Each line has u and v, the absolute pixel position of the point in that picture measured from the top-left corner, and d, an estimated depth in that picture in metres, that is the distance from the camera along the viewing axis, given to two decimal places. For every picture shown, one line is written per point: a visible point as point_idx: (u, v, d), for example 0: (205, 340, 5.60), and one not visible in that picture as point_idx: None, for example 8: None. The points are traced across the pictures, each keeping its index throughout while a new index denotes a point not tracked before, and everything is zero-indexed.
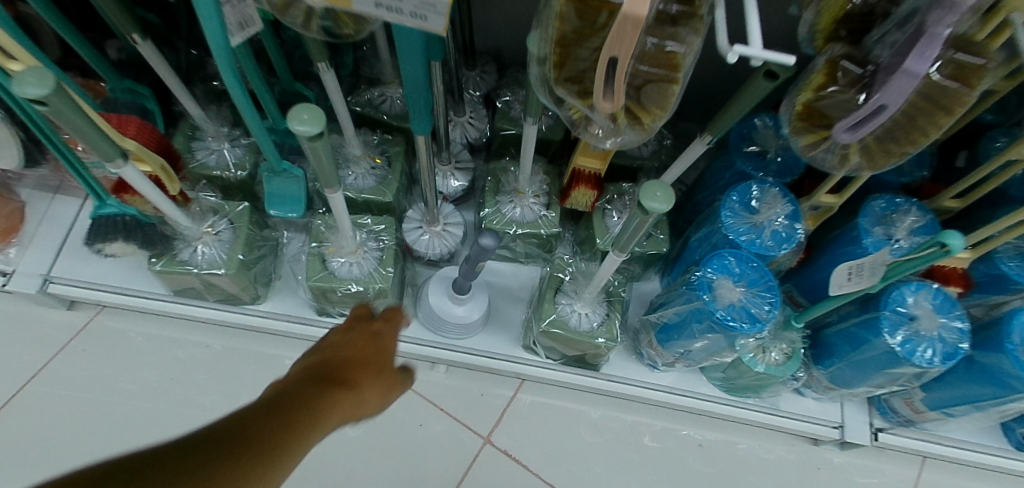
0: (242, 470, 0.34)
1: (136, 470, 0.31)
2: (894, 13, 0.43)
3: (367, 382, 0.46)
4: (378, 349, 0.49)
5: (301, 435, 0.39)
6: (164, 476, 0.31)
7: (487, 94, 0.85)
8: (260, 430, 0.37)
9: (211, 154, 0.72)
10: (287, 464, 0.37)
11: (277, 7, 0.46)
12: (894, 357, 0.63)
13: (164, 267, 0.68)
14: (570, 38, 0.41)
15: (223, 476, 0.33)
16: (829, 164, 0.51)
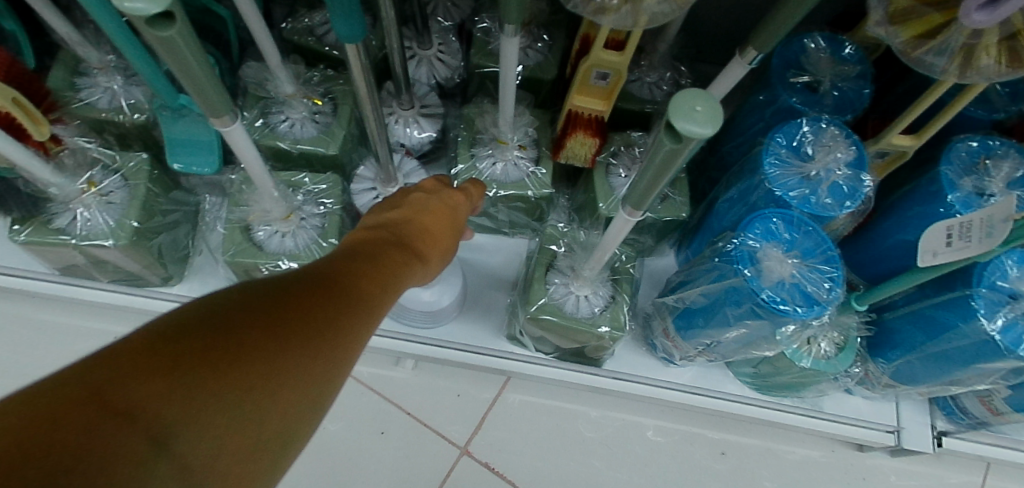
0: (363, 303, 0.30)
1: (251, 303, 0.25)
2: None
3: (429, 233, 0.41)
4: (449, 216, 0.44)
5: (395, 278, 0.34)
6: (262, 324, 0.24)
7: (461, 24, 0.68)
8: (345, 275, 0.31)
9: (99, 93, 0.56)
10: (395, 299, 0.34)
11: None
12: (989, 349, 0.47)
13: (32, 237, 0.52)
14: None
15: (350, 308, 0.29)
16: (944, 68, 0.34)
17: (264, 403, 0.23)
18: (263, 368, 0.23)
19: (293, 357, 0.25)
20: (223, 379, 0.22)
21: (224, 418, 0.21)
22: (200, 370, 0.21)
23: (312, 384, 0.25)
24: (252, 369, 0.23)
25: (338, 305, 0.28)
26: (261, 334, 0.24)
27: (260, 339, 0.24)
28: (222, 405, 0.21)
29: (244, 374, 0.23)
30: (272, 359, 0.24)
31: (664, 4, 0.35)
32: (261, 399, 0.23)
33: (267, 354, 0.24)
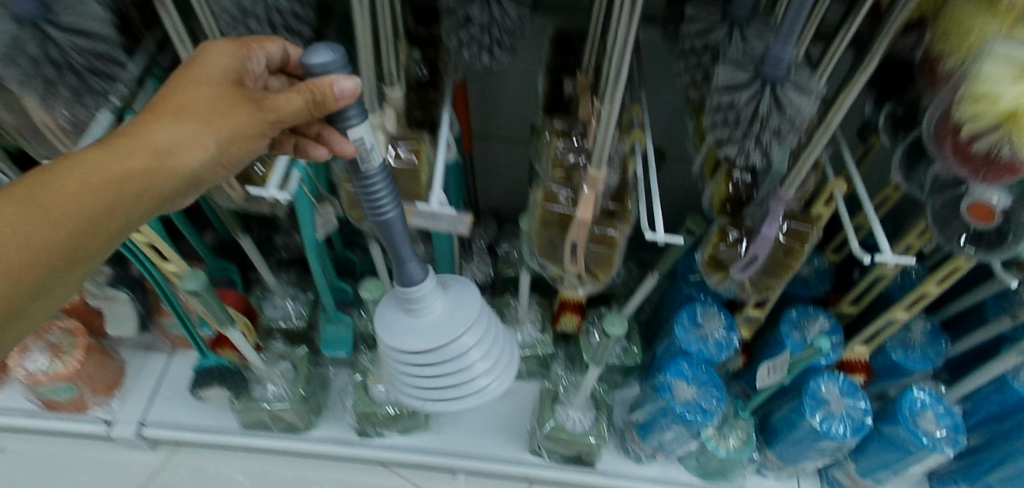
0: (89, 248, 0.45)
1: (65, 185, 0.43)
2: (756, 198, 0.65)
3: (293, 125, 0.50)
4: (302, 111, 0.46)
5: (198, 89, 0.47)
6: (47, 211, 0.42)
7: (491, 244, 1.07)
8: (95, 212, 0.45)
9: (278, 309, 0.92)
10: (218, 168, 0.49)
11: (353, 217, 0.67)
12: (817, 433, 0.81)
13: (241, 406, 0.86)
14: (549, 232, 0.63)
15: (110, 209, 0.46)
16: (732, 290, 0.72)
17: (70, 228, 0.43)
18: (71, 195, 0.43)
19: (97, 212, 0.44)
20: (44, 187, 0.42)
21: (37, 251, 0.42)
22: (33, 181, 0.42)
23: (109, 235, 0.46)
24: (58, 212, 0.42)
25: (165, 165, 0.46)
26: (79, 174, 0.43)
27: (42, 270, 0.43)
28: (57, 206, 0.42)
29: (65, 222, 0.43)
30: (51, 298, 0.45)
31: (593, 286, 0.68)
32: (32, 313, 0.45)
33: (82, 201, 0.43)
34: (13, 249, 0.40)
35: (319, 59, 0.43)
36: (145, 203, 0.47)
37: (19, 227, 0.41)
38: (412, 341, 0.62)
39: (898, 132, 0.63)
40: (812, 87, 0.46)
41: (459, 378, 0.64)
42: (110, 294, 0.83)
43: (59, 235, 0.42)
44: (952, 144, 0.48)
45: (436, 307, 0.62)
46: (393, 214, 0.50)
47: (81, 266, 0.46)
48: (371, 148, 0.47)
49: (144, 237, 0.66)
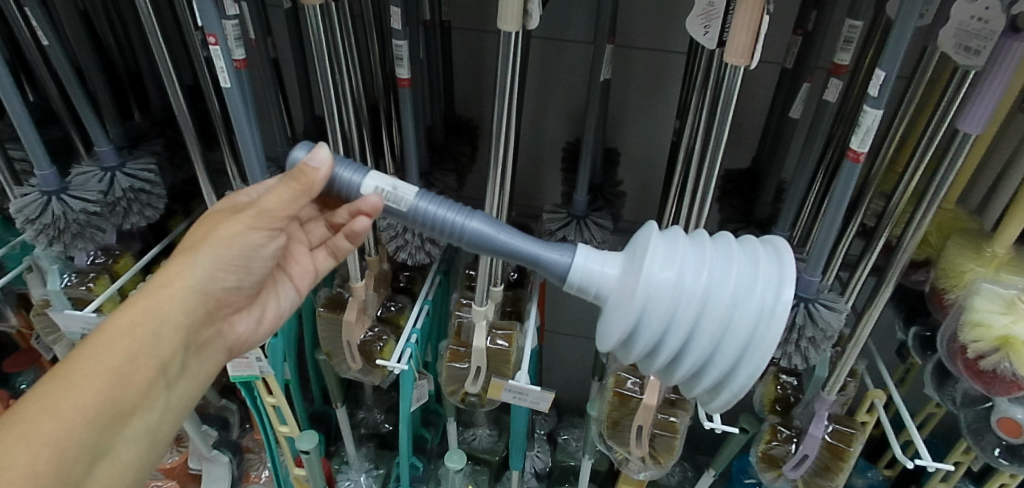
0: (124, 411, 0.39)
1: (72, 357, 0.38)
2: (802, 400, 0.73)
3: (284, 214, 0.47)
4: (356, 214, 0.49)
5: (218, 228, 0.46)
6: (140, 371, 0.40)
7: (550, 431, 1.04)
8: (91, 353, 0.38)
9: (351, 483, 0.93)
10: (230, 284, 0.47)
11: (447, 391, 0.78)
12: None
13: None
14: (618, 416, 0.71)
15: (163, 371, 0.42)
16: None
17: (115, 383, 0.38)
18: (115, 349, 0.39)
19: (132, 358, 0.40)
20: (80, 359, 0.38)
21: (88, 412, 0.36)
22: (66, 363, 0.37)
23: (151, 379, 0.41)
24: (119, 361, 0.39)
25: (170, 294, 0.43)
26: (105, 338, 0.39)
27: (105, 423, 0.37)
28: (84, 369, 0.37)
29: (104, 374, 0.38)
30: (110, 464, 0.38)
31: (652, 471, 0.75)
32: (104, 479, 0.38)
33: (121, 353, 0.39)
34: (61, 417, 0.35)
35: (295, 155, 0.46)
36: (173, 344, 0.43)
37: (60, 397, 0.35)
38: (664, 311, 0.41)
39: (927, 351, 0.69)
40: (837, 308, 0.59)
41: (710, 311, 0.41)
42: (214, 456, 0.93)
43: (98, 395, 0.37)
44: (962, 362, 0.58)
45: (607, 276, 0.43)
46: (476, 222, 0.45)
47: (139, 417, 0.40)
48: (393, 189, 0.45)
49: (274, 400, 0.77)
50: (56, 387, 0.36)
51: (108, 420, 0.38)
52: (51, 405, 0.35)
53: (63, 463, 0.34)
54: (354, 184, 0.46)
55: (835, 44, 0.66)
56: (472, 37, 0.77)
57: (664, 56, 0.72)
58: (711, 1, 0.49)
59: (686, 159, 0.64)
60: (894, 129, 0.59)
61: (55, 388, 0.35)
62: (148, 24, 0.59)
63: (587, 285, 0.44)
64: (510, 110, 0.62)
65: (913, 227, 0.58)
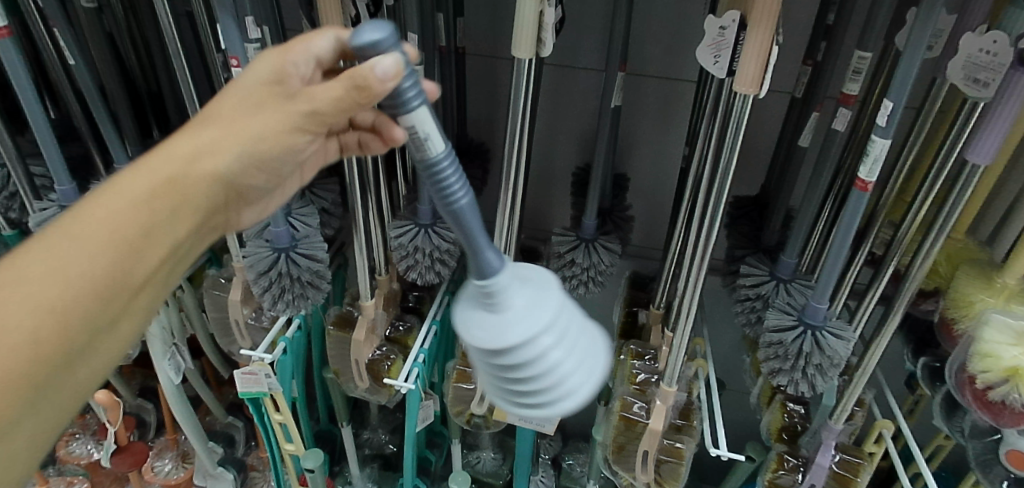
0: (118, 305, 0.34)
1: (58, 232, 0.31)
2: (810, 428, 0.72)
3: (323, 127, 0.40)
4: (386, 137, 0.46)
5: (240, 120, 0.39)
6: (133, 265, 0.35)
7: (555, 456, 1.02)
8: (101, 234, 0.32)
9: None
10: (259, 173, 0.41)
11: (453, 412, 0.78)
12: None
13: None
14: (623, 440, 0.71)
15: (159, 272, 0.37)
16: None
17: (124, 254, 0.33)
18: (126, 220, 0.33)
19: (142, 234, 0.34)
20: (89, 214, 0.32)
21: (92, 285, 0.32)
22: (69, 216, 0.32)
23: (159, 260, 0.36)
24: (130, 233, 0.33)
25: (202, 169, 0.38)
26: (118, 203, 0.33)
27: (103, 305, 0.33)
28: (95, 228, 0.32)
29: (116, 248, 0.33)
30: (95, 351, 0.34)
31: None
32: (84, 367, 0.33)
33: (135, 221, 0.34)
34: (61, 287, 0.30)
35: (363, 37, 0.33)
36: (188, 223, 0.38)
37: (61, 258, 0.30)
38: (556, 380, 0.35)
39: (936, 383, 0.69)
40: (845, 336, 0.59)
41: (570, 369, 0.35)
42: (219, 472, 0.92)
43: (107, 268, 0.32)
44: (971, 392, 0.57)
45: (515, 306, 0.35)
46: (466, 200, 0.35)
47: (136, 301, 0.36)
48: (427, 138, 0.35)
49: (281, 417, 0.77)
50: (58, 245, 0.31)
51: (108, 302, 0.33)
52: (31, 295, 0.29)
53: (52, 342, 0.30)
54: (404, 118, 0.35)
55: (843, 74, 0.67)
56: (486, 63, 0.78)
57: (674, 84, 0.73)
58: (721, 32, 0.51)
59: (695, 184, 0.65)
60: (903, 159, 0.60)
61: (63, 247, 0.31)
62: (173, 47, 0.61)
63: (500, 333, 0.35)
64: (522, 135, 0.63)
65: (921, 256, 0.58)
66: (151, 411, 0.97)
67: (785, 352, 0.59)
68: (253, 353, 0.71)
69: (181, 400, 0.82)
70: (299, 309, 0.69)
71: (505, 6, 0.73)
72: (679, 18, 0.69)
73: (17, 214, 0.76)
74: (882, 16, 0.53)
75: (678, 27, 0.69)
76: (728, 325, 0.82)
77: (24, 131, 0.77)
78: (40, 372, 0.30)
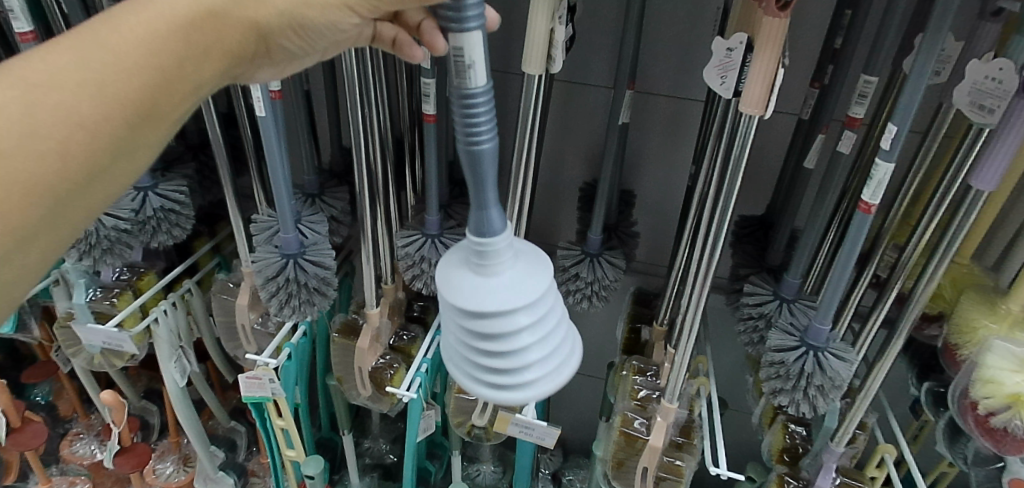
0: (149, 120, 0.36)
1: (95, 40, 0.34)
2: (811, 451, 0.71)
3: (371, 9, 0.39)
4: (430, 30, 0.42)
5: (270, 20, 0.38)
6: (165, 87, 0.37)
7: (555, 472, 1.01)
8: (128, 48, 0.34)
9: None
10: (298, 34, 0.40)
11: (454, 422, 0.78)
12: None
13: None
14: (623, 456, 0.71)
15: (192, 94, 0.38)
16: None
17: (139, 83, 0.35)
18: (145, 48, 0.35)
19: (162, 68, 0.36)
20: (111, 34, 0.34)
21: (107, 103, 0.34)
22: (93, 34, 0.34)
23: (183, 96, 0.37)
24: (150, 63, 0.35)
25: (234, 11, 0.38)
26: (142, 29, 0.35)
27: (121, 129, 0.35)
28: (118, 47, 0.34)
29: (135, 77, 0.34)
30: (114, 177, 0.36)
31: None
32: (106, 189, 0.36)
33: (156, 50, 0.35)
34: (73, 107, 0.32)
35: None
36: (216, 67, 0.39)
37: (75, 75, 0.32)
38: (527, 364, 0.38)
39: (940, 408, 0.68)
40: (847, 359, 0.59)
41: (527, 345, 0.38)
42: (219, 477, 0.92)
43: (121, 92, 0.34)
44: (973, 418, 0.57)
45: (502, 275, 0.36)
46: (491, 147, 0.34)
47: (158, 133, 0.38)
48: (471, 66, 0.33)
49: (283, 423, 0.78)
50: (77, 62, 0.33)
51: (133, 127, 0.35)
52: (52, 90, 0.32)
53: (70, 157, 0.32)
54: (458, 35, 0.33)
55: (851, 97, 0.67)
56: (497, 78, 0.80)
57: (682, 103, 0.74)
58: (729, 53, 0.52)
59: (700, 201, 0.66)
60: (909, 183, 0.60)
61: (79, 60, 0.33)
62: None
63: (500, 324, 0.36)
64: (530, 149, 0.64)
65: (925, 280, 0.59)
66: (155, 412, 0.97)
67: (786, 372, 0.59)
68: (259, 357, 0.71)
69: (185, 402, 0.83)
70: (305, 315, 0.70)
71: (518, 22, 0.74)
72: (688, 39, 0.70)
73: None
74: (888, 41, 0.53)
75: (687, 47, 0.70)
76: (732, 345, 0.82)
77: None
78: (56, 184, 0.32)
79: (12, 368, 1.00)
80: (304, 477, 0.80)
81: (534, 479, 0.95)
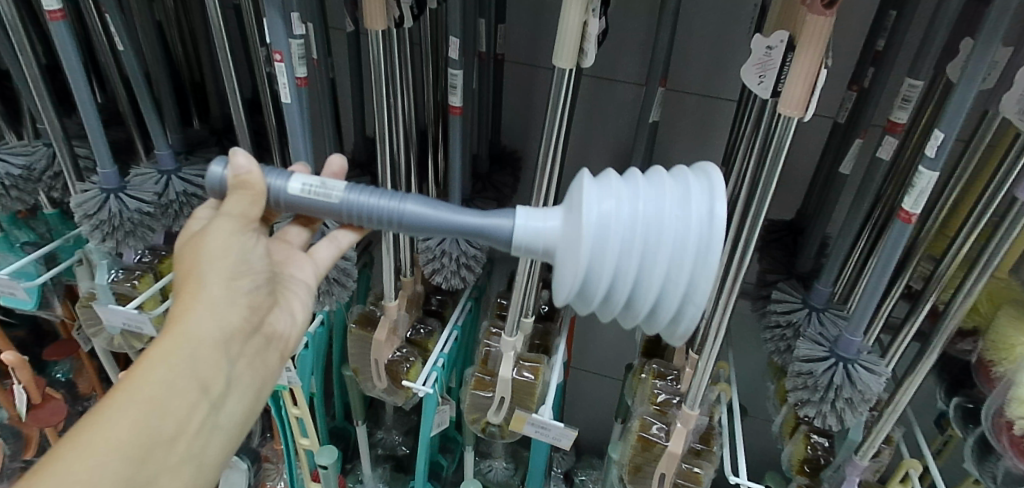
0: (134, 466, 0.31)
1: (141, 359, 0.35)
2: (833, 463, 0.69)
3: None
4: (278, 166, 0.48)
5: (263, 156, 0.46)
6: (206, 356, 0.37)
7: (567, 471, 1.00)
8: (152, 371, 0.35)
9: None
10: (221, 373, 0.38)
11: (469, 418, 0.78)
12: None
13: None
14: (639, 461, 0.70)
15: None
16: None
17: (136, 456, 0.31)
18: (205, 361, 0.37)
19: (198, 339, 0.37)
20: (150, 372, 0.34)
21: None
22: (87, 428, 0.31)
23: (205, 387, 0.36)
24: (200, 367, 0.36)
25: (216, 310, 0.39)
26: (200, 333, 0.37)
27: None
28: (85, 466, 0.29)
29: (175, 410, 0.34)
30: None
31: None
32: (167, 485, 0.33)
33: (157, 408, 0.33)
34: (133, 413, 0.32)
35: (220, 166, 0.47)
36: (231, 342, 0.39)
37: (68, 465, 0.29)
38: (611, 248, 0.40)
39: (969, 424, 0.66)
40: (877, 372, 0.57)
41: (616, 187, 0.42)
42: (233, 462, 0.93)
43: (125, 461, 0.31)
44: (1008, 439, 0.56)
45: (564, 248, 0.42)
46: (410, 202, 0.46)
47: (199, 438, 0.36)
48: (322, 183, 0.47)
49: (298, 411, 0.78)
50: (99, 448, 0.30)
51: (162, 436, 0.33)
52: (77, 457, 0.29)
53: None
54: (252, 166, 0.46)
55: (890, 102, 0.65)
56: (524, 71, 0.78)
57: (712, 102, 0.73)
58: (768, 52, 0.50)
59: (730, 204, 0.64)
60: (948, 192, 0.58)
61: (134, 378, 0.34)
62: (221, 41, 0.63)
63: (532, 241, 0.44)
64: (557, 146, 0.63)
65: (962, 295, 0.56)
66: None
67: (813, 383, 0.57)
68: None
69: None
70: (323, 305, 0.69)
71: (548, 14, 0.73)
72: (722, 35, 0.68)
73: (59, 193, 0.76)
74: (936, 44, 0.51)
75: (721, 44, 0.68)
76: (754, 351, 0.80)
77: (71, 112, 0.80)
78: None
79: (35, 344, 1.02)
80: (316, 466, 0.80)
81: (546, 477, 0.95)
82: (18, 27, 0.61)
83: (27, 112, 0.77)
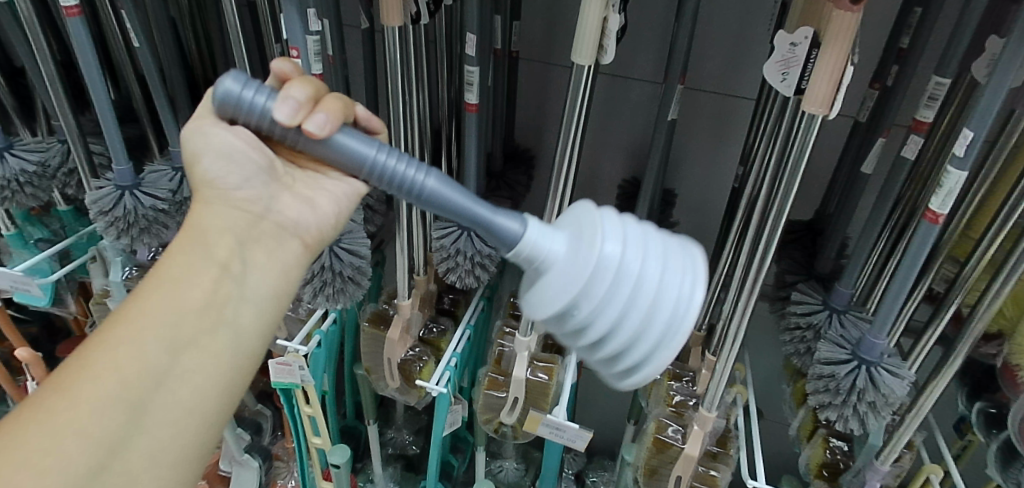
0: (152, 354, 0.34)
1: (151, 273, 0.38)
2: (853, 468, 0.68)
3: None
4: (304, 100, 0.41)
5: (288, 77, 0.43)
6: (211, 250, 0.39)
7: (579, 472, 0.99)
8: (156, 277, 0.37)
9: None
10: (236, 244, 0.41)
11: (482, 418, 0.77)
12: None
13: None
14: (655, 463, 0.69)
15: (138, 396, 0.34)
16: None
17: (164, 331, 0.35)
18: (206, 242, 0.40)
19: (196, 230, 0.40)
20: (159, 274, 0.37)
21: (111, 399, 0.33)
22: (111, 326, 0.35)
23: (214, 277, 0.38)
24: (201, 248, 0.39)
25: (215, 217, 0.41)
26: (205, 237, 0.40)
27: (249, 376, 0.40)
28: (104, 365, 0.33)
29: (192, 294, 0.37)
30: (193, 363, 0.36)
31: None
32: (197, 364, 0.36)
33: (173, 291, 0.37)
34: (145, 316, 0.35)
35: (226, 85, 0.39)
36: (237, 234, 0.41)
37: (102, 358, 0.33)
38: (603, 295, 0.34)
39: (992, 430, 0.64)
40: (900, 375, 0.56)
41: (653, 305, 0.35)
42: (245, 460, 0.93)
43: (148, 350, 0.34)
44: None
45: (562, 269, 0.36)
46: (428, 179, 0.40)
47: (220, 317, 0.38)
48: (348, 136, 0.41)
49: (310, 410, 0.78)
50: (127, 336, 0.34)
51: (177, 325, 0.36)
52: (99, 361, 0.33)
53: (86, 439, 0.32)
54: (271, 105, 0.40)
55: (913, 101, 0.64)
56: (539, 69, 0.77)
57: (730, 101, 0.72)
58: (792, 49, 0.49)
59: (749, 204, 0.63)
60: (974, 191, 0.56)
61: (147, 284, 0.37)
62: (236, 38, 0.62)
63: (529, 255, 0.38)
64: (575, 145, 0.62)
65: (988, 298, 0.55)
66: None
67: (834, 387, 0.56)
68: (290, 344, 0.71)
69: None
70: (337, 303, 0.69)
71: (564, 11, 0.72)
72: (741, 33, 0.67)
73: (73, 191, 0.77)
74: (964, 41, 0.50)
75: (740, 43, 0.67)
76: (770, 353, 0.79)
77: (86, 109, 0.80)
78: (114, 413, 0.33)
79: (47, 341, 1.02)
80: (328, 465, 0.80)
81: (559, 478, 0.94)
82: (34, 24, 0.61)
83: (42, 109, 0.77)
